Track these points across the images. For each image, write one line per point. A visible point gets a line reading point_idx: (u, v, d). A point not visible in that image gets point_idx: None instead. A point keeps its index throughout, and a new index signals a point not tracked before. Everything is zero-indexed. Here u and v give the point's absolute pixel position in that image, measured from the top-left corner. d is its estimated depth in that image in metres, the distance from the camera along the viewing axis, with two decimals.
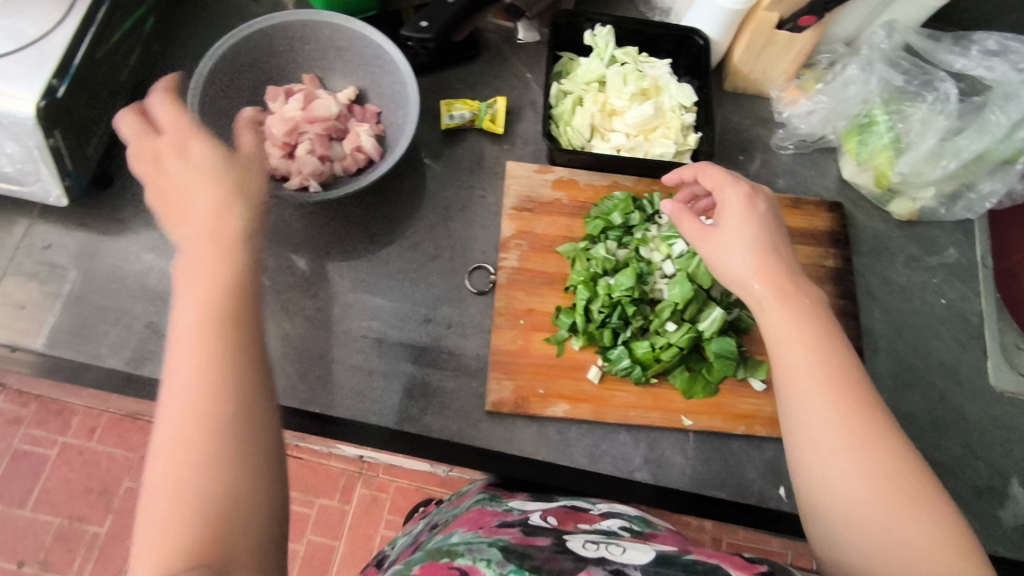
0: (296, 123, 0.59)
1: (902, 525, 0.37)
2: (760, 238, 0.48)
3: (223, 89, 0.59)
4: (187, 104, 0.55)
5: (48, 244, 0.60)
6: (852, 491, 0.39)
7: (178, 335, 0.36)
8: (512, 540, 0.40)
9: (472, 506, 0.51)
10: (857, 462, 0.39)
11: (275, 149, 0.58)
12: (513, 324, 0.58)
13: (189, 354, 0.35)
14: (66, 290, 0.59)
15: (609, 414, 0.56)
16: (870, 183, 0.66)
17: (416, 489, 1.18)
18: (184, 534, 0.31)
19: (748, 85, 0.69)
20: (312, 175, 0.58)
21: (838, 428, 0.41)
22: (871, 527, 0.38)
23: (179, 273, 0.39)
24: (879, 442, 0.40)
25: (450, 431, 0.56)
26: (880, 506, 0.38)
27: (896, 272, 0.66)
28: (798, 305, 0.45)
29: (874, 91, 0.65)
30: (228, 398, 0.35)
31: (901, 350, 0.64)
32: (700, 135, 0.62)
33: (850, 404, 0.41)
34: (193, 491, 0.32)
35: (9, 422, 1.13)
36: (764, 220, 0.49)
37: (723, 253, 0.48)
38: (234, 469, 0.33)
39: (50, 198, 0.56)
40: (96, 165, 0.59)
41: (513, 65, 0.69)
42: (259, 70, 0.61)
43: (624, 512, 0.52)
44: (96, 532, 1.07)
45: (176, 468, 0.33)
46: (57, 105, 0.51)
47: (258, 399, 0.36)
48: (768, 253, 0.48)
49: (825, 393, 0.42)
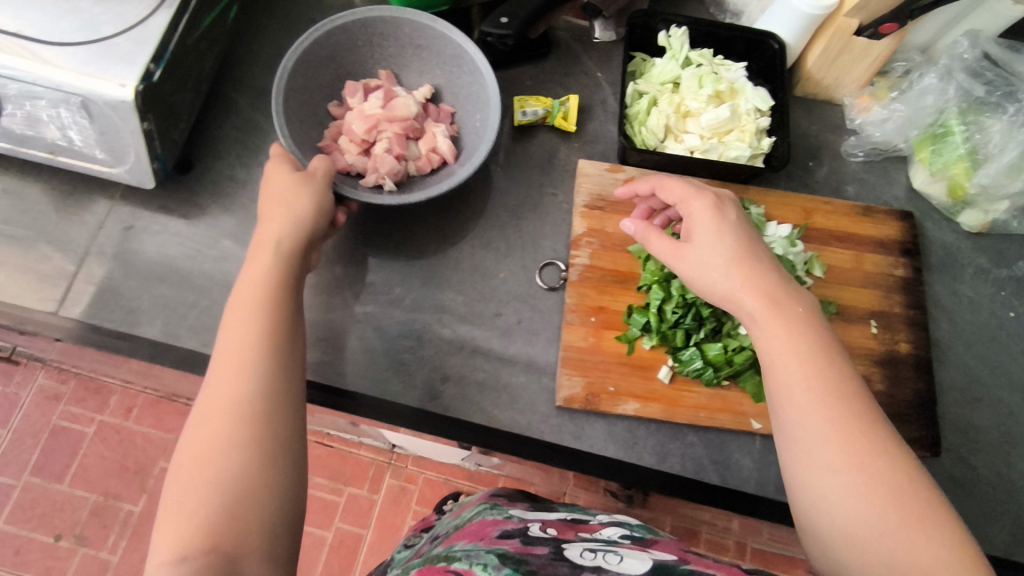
0: (376, 121, 0.59)
1: (906, 539, 0.39)
2: (744, 251, 0.49)
3: (304, 83, 0.59)
4: (273, 98, 0.56)
5: (130, 226, 0.60)
6: (855, 506, 0.40)
7: (227, 346, 0.44)
8: (511, 548, 0.42)
9: (474, 519, 0.54)
10: (858, 478, 0.41)
11: (353, 146, 0.59)
12: (584, 321, 0.58)
13: (226, 365, 0.43)
14: (142, 269, 0.59)
15: (678, 414, 0.56)
16: (942, 193, 0.66)
17: (443, 481, 1.19)
18: (200, 512, 0.39)
19: (819, 91, 0.69)
20: (389, 174, 0.58)
21: (834, 444, 0.42)
22: (876, 540, 0.39)
23: (239, 291, 0.47)
24: (876, 456, 0.41)
25: (520, 425, 0.56)
26: (883, 520, 0.39)
27: (964, 284, 0.66)
28: (789, 320, 0.46)
29: (951, 100, 0.65)
30: (241, 405, 0.42)
31: (969, 363, 0.63)
32: (774, 139, 0.62)
33: (843, 419, 0.43)
34: (213, 478, 0.40)
35: (47, 398, 1.14)
36: (735, 229, 0.50)
37: (701, 269, 0.49)
38: (236, 462, 0.41)
39: (138, 181, 0.57)
40: (179, 149, 0.60)
41: (584, 63, 0.69)
42: (338, 64, 0.62)
43: (625, 521, 0.52)
44: (131, 509, 1.09)
45: (198, 457, 0.41)
46: (153, 88, 0.52)
47: (279, 407, 0.43)
48: (750, 268, 0.48)
49: (821, 410, 0.43)
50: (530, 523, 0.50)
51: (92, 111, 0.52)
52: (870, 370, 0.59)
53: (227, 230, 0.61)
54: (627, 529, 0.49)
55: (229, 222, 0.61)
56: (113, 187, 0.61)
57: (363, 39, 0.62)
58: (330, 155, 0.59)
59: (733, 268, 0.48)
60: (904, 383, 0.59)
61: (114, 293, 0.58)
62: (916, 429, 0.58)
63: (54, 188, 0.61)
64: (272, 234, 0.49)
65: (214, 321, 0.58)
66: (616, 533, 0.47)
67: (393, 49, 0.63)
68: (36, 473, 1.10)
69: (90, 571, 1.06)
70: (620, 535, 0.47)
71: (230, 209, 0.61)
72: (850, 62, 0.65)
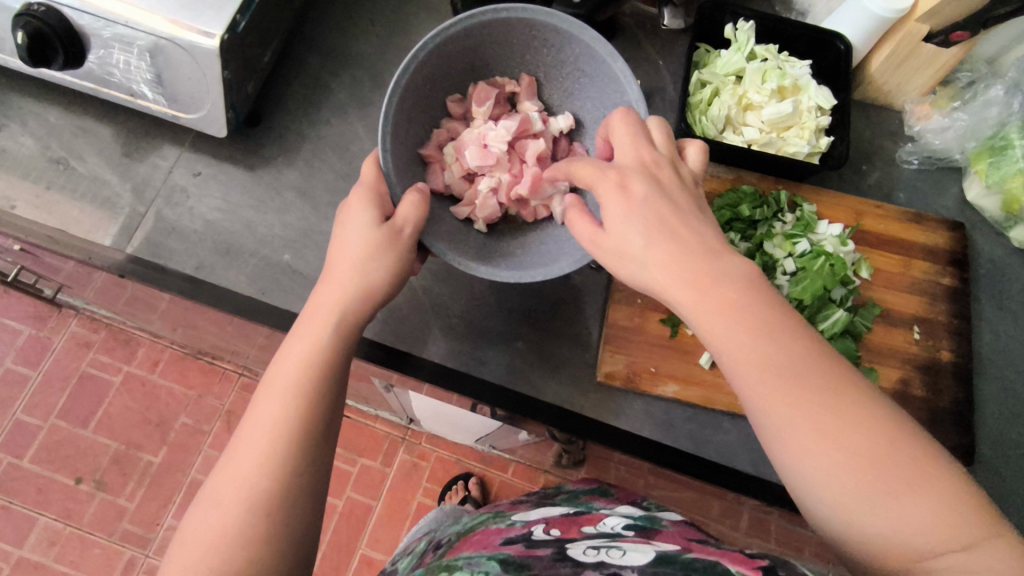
0: (493, 157, 0.57)
1: (903, 506, 0.34)
2: (663, 212, 0.42)
3: (435, 65, 0.55)
4: (394, 79, 0.52)
5: (196, 173, 0.62)
6: (834, 486, 0.35)
7: (280, 371, 0.44)
8: (514, 553, 0.45)
9: (480, 526, 0.56)
10: (831, 456, 0.35)
11: (460, 170, 0.58)
12: (630, 301, 0.59)
13: (277, 391, 0.43)
14: (205, 217, 0.61)
15: (717, 400, 0.57)
16: (995, 207, 0.66)
17: (455, 461, 1.21)
18: (234, 528, 0.40)
19: (879, 96, 0.69)
20: (485, 215, 0.57)
21: (797, 421, 0.36)
22: (861, 517, 0.34)
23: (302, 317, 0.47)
24: (846, 426, 0.35)
25: (560, 397, 0.57)
26: (868, 494, 0.34)
27: (1010, 299, 0.66)
28: (710, 292, 0.39)
29: (1013, 115, 0.67)
30: (289, 433, 0.42)
31: (1008, 377, 0.63)
32: (832, 139, 0.62)
33: (799, 394, 0.36)
34: (251, 500, 0.40)
35: (78, 345, 1.16)
36: (641, 206, 0.42)
37: (620, 258, 0.42)
38: (274, 490, 0.41)
39: (212, 128, 0.59)
40: (252, 101, 0.62)
41: (646, 50, 0.69)
42: (478, 54, 0.58)
43: (631, 511, 0.53)
44: (151, 461, 1.12)
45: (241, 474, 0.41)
46: (236, 38, 0.54)
47: (316, 441, 0.43)
48: (665, 231, 0.41)
49: (777, 390, 0.37)
50: (534, 526, 0.52)
51: (175, 57, 0.54)
52: (909, 375, 0.60)
53: (289, 184, 0.62)
54: (630, 521, 0.49)
55: (291, 178, 0.63)
56: (179, 136, 0.63)
57: (508, 38, 0.57)
58: (432, 168, 0.58)
59: (641, 236, 0.41)
60: (943, 392, 0.59)
61: (175, 238, 0.60)
62: (952, 437, 0.58)
63: (124, 132, 0.63)
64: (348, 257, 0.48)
65: (271, 271, 0.59)
66: (619, 525, 0.48)
67: (541, 52, 0.58)
68: (63, 417, 1.13)
69: (108, 516, 1.09)
70: (625, 523, 0.48)
71: (294, 164, 0.63)
72: (917, 69, 0.65)
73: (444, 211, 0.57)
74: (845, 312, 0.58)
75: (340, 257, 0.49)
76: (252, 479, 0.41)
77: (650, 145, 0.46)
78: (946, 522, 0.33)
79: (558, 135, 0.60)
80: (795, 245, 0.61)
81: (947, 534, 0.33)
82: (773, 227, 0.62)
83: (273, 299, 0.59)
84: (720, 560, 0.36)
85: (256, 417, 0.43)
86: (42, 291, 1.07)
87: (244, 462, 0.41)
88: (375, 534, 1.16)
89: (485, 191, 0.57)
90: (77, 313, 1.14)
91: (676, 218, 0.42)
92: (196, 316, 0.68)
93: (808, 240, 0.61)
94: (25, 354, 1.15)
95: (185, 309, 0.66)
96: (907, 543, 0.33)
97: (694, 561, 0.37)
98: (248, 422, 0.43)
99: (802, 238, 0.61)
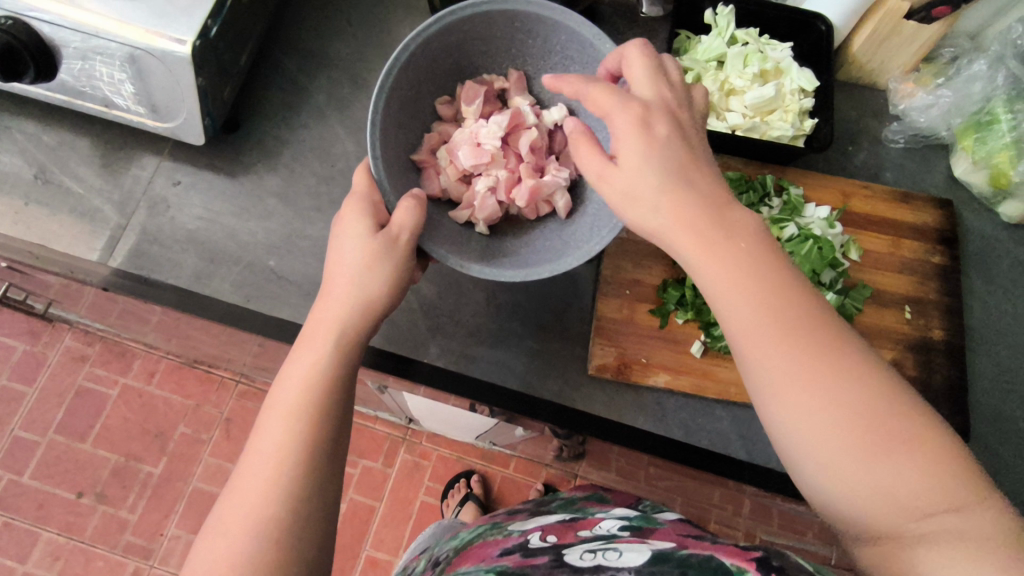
0: (489, 156, 0.55)
1: (901, 470, 0.34)
2: (680, 159, 0.41)
3: (420, 66, 0.53)
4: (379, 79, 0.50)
5: (176, 181, 0.62)
6: (833, 445, 0.35)
7: (287, 385, 0.42)
8: (511, 564, 0.45)
9: (477, 539, 0.56)
10: (833, 415, 0.35)
11: (454, 172, 0.55)
12: (618, 293, 0.59)
13: (285, 406, 0.41)
14: (187, 225, 0.60)
15: (709, 387, 0.57)
16: (983, 182, 0.66)
17: (457, 459, 1.20)
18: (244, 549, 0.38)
19: (862, 76, 0.69)
20: (485, 216, 0.54)
21: (800, 379, 0.36)
22: (857, 475, 0.34)
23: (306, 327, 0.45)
24: (854, 386, 0.36)
25: (552, 391, 0.57)
26: (869, 457, 0.34)
27: (999, 273, 0.65)
28: (723, 249, 0.39)
29: (998, 89, 0.66)
30: (296, 449, 0.40)
31: (1000, 353, 0.63)
32: (817, 121, 0.62)
33: (802, 348, 0.37)
34: (261, 520, 0.38)
35: (74, 359, 1.16)
36: (663, 145, 0.41)
37: (633, 198, 0.41)
38: (288, 510, 0.39)
39: (189, 136, 0.59)
40: (228, 107, 0.61)
41: (626, 39, 0.69)
42: (463, 52, 0.56)
43: (627, 515, 0.52)
44: (151, 471, 1.12)
45: (251, 496, 0.39)
46: (208, 44, 0.53)
47: (327, 456, 0.41)
48: (681, 180, 0.40)
49: (785, 346, 0.37)
50: (530, 534, 0.51)
51: (148, 66, 0.53)
52: (902, 355, 0.60)
53: (271, 190, 0.62)
54: (625, 523, 0.49)
55: (272, 183, 0.62)
56: (158, 146, 0.62)
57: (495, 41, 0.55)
58: (426, 172, 0.56)
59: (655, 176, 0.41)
60: (936, 370, 0.59)
61: (162, 250, 0.60)
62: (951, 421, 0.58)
63: (102, 143, 0.62)
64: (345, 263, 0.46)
65: (255, 277, 0.59)
66: (616, 527, 0.48)
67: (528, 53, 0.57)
68: (61, 431, 1.13)
69: (110, 528, 1.09)
70: (619, 527, 0.48)
71: (274, 169, 0.62)
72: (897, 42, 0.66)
73: (433, 212, 0.55)
74: (833, 296, 0.58)
75: (337, 263, 0.46)
76: (257, 514, 0.38)
77: (667, 84, 0.45)
78: (940, 487, 0.33)
79: (552, 129, 0.58)
80: (782, 230, 0.61)
81: (939, 499, 0.33)
82: (760, 212, 0.62)
83: (258, 306, 0.58)
84: (715, 556, 0.36)
85: (257, 449, 0.40)
86: (33, 307, 1.06)
87: (244, 498, 0.39)
88: (379, 535, 1.15)
89: (484, 191, 0.54)
90: (72, 326, 1.14)
91: (693, 167, 0.41)
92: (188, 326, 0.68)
93: (796, 224, 0.61)
94: (21, 369, 1.14)
95: (176, 320, 0.66)
96: (899, 505, 0.34)
97: (689, 559, 0.37)
98: (256, 442, 0.41)
99: (789, 222, 0.61)
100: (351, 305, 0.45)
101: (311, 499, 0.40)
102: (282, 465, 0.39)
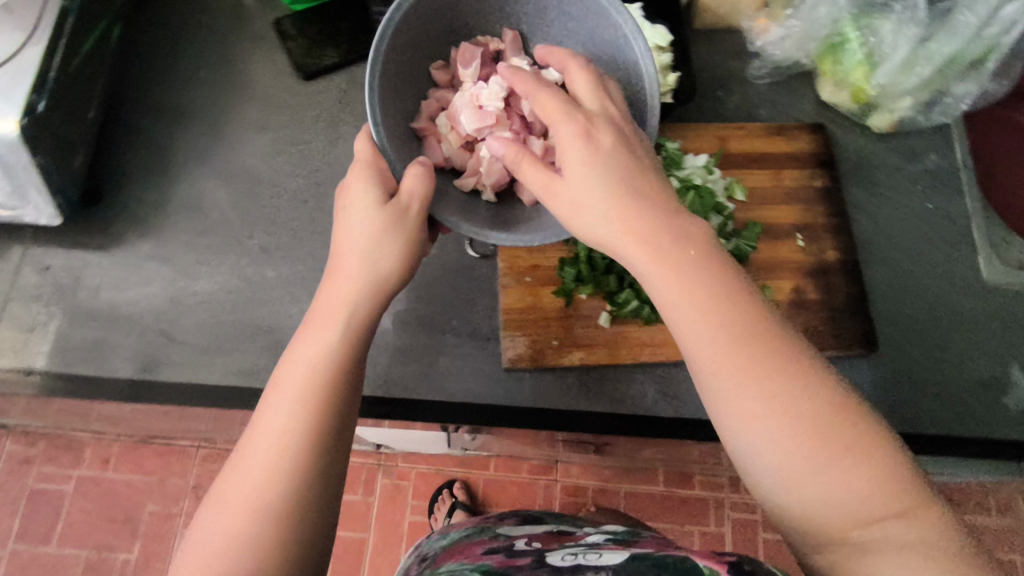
0: (481, 116, 0.50)
1: (851, 489, 0.31)
2: (627, 170, 0.38)
3: (410, 37, 0.50)
4: (374, 52, 0.47)
5: (44, 265, 0.59)
6: (774, 456, 0.31)
7: (285, 377, 0.37)
8: (494, 563, 0.44)
9: (462, 539, 0.56)
10: (781, 431, 0.31)
11: (456, 139, 0.51)
12: (518, 280, 0.59)
13: (285, 397, 0.36)
14: (63, 305, 0.58)
15: (622, 354, 0.58)
16: (847, 100, 0.68)
17: (436, 471, 1.12)
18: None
19: (718, 21, 0.70)
20: (492, 184, 0.50)
21: (748, 388, 0.32)
22: (808, 488, 0.31)
23: (309, 314, 0.40)
24: (805, 398, 0.32)
25: (469, 390, 0.57)
26: (822, 469, 0.31)
27: (880, 179, 0.68)
28: (676, 258, 0.35)
29: (842, 8, 0.64)
30: (295, 456, 0.34)
31: (894, 256, 0.65)
32: (679, 74, 0.63)
33: (754, 359, 0.32)
34: (248, 541, 0.33)
35: (19, 462, 1.06)
36: (607, 157, 0.38)
37: (577, 209, 0.38)
38: (282, 522, 0.33)
39: (42, 219, 0.56)
40: (82, 177, 0.58)
41: None
42: (455, 12, 0.52)
43: (609, 526, 0.52)
44: (127, 558, 1.03)
45: (232, 510, 0.34)
46: (37, 121, 0.50)
47: (335, 463, 0.36)
48: (626, 190, 0.37)
49: (738, 358, 0.33)
50: (516, 538, 0.52)
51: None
52: (803, 282, 0.61)
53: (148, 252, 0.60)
54: (608, 532, 0.49)
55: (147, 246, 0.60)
56: (17, 233, 0.59)
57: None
58: (425, 134, 0.51)
59: (600, 188, 0.37)
60: (836, 288, 0.61)
61: (74, 334, 0.57)
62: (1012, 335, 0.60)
63: None
64: (345, 242, 0.42)
65: (146, 343, 0.57)
66: (599, 538, 0.48)
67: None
68: (21, 540, 1.03)
69: None
70: (606, 538, 0.48)
71: (148, 230, 0.60)
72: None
73: (439, 182, 0.51)
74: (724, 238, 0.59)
75: (342, 239, 0.42)
76: (241, 527, 0.33)
77: (610, 94, 0.41)
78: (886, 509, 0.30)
79: None
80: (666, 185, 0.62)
81: (885, 506, 0.30)
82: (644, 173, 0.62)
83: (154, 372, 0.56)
84: (689, 556, 0.36)
85: (245, 452, 0.35)
86: None
87: (230, 501, 0.34)
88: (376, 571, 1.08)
89: (489, 156, 0.50)
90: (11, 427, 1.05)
91: (638, 173, 0.38)
92: (118, 411, 0.64)
93: (677, 176, 0.61)
94: None
95: (100, 405, 0.62)
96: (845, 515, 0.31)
97: (666, 557, 0.37)
98: (244, 447, 0.35)
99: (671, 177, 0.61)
100: (353, 294, 0.40)
101: (310, 500, 0.34)
102: (266, 504, 0.34)
